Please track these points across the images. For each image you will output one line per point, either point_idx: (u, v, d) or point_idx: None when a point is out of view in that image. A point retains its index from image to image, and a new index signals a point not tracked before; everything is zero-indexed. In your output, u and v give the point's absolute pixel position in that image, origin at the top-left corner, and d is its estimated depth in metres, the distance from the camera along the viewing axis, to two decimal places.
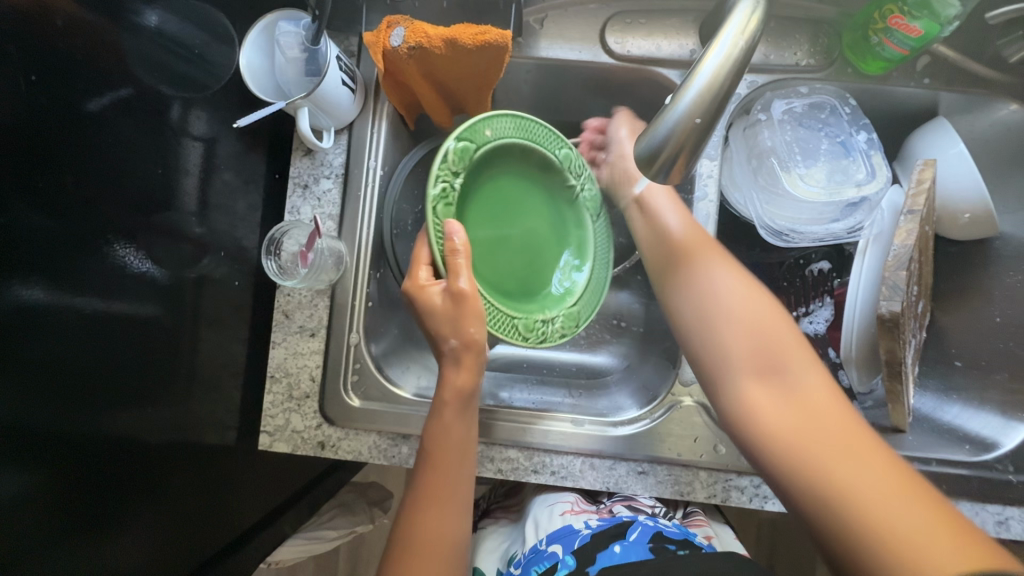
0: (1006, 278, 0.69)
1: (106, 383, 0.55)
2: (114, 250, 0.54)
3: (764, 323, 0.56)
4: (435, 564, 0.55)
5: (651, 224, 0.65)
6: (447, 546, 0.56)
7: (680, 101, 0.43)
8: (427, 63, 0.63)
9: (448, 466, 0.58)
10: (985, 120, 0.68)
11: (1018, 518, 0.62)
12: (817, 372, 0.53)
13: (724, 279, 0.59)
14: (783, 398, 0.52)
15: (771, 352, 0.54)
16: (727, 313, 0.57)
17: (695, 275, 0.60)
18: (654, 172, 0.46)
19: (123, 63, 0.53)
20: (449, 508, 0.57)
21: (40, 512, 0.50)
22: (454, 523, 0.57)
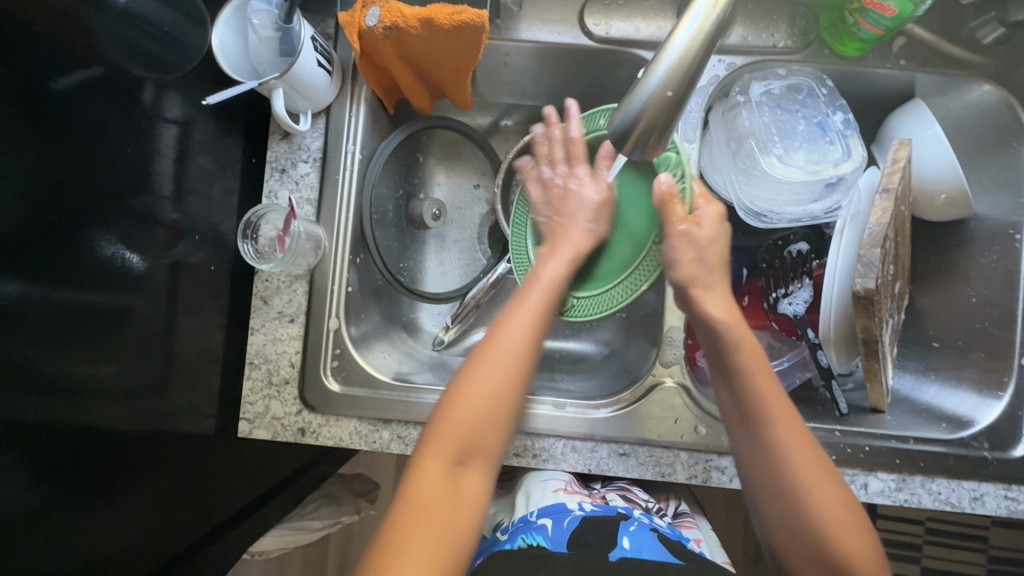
0: (982, 259, 0.70)
1: (81, 368, 0.54)
2: (87, 234, 0.53)
3: (846, 517, 0.51)
4: (495, 368, 0.50)
5: (733, 391, 0.54)
6: (508, 373, 0.50)
7: (651, 76, 0.43)
8: (404, 44, 0.63)
9: (477, 421, 0.49)
10: (960, 101, 0.69)
11: (992, 493, 0.62)
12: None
13: (808, 470, 0.51)
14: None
15: (852, 559, 0.50)
16: (816, 511, 0.50)
17: (781, 463, 0.51)
18: (631, 149, 0.46)
19: (90, 42, 0.52)
20: (531, 327, 0.52)
21: (15, 496, 0.50)
22: (530, 342, 0.51)
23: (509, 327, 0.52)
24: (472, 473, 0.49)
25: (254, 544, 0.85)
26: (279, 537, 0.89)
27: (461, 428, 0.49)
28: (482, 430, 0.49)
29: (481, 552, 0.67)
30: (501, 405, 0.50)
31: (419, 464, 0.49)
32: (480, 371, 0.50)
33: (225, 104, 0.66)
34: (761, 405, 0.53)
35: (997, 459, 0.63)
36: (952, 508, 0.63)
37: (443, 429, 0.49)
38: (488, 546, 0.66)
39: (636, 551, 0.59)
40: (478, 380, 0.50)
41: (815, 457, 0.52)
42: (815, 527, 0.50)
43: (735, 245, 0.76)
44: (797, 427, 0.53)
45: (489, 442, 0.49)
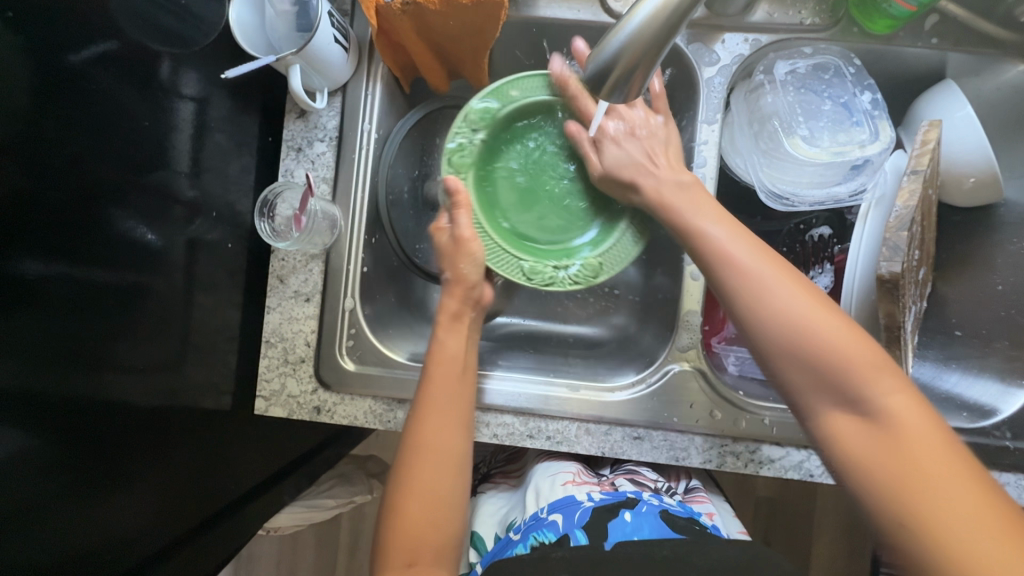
0: (1009, 246, 0.68)
1: (99, 345, 0.55)
2: (104, 210, 0.53)
3: (814, 310, 0.48)
4: (428, 474, 0.57)
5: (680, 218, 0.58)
6: (437, 473, 0.57)
7: (634, 16, 0.43)
8: (421, 20, 0.62)
9: (422, 493, 0.56)
10: (993, 82, 0.67)
11: (1013, 483, 0.61)
12: (887, 375, 0.45)
13: (758, 267, 0.50)
14: (845, 402, 0.45)
15: (835, 353, 0.46)
16: (770, 302, 0.49)
17: (713, 256, 0.53)
18: (608, 92, 0.46)
19: (107, 15, 0.52)
20: (447, 429, 0.59)
21: (32, 470, 0.51)
22: (449, 441, 0.59)
23: (430, 437, 0.58)
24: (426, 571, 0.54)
25: (268, 520, 0.86)
26: (294, 513, 0.90)
27: (410, 531, 0.55)
28: (433, 529, 0.55)
29: (495, 554, 0.66)
30: (440, 498, 0.57)
31: (381, 573, 0.54)
32: (418, 477, 0.57)
33: (240, 81, 0.66)
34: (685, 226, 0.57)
35: (1020, 449, 0.62)
36: None
37: (393, 538, 0.55)
38: (502, 547, 0.66)
39: (636, 526, 0.61)
40: (415, 491, 0.56)
41: (767, 255, 0.52)
42: (779, 322, 0.48)
43: (754, 230, 0.74)
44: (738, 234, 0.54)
45: (438, 539, 0.55)
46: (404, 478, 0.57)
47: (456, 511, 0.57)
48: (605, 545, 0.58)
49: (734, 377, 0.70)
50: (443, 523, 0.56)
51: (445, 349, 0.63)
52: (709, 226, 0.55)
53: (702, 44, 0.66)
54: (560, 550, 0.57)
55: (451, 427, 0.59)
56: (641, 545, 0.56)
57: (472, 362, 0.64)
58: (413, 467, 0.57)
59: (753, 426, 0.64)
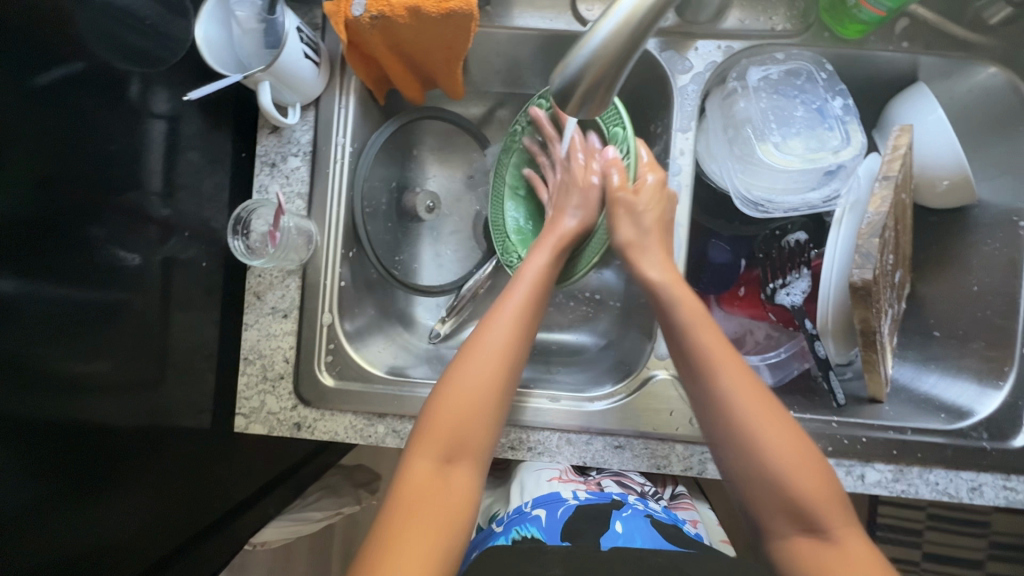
0: (985, 247, 0.68)
1: (75, 368, 0.54)
2: (75, 232, 0.52)
3: (795, 446, 0.50)
4: (479, 368, 0.55)
5: (670, 333, 0.57)
6: (493, 375, 0.55)
7: (598, 31, 0.43)
8: (391, 34, 0.61)
9: (472, 399, 0.53)
10: (965, 85, 0.67)
11: (991, 483, 0.62)
12: (847, 511, 0.49)
13: (753, 414, 0.51)
14: (817, 537, 0.49)
15: (803, 492, 0.49)
16: (762, 448, 0.50)
17: (717, 396, 0.53)
18: (573, 107, 0.46)
19: (72, 36, 0.51)
20: (509, 336, 0.57)
21: (12, 497, 0.49)
22: (511, 349, 0.56)
23: (488, 338, 0.56)
24: (461, 470, 0.52)
25: (254, 536, 0.85)
26: (282, 527, 0.89)
27: (452, 427, 0.52)
28: (471, 428, 0.53)
29: (477, 545, 0.67)
30: (486, 406, 0.54)
31: (410, 460, 0.52)
32: (466, 372, 0.54)
33: (212, 98, 0.66)
34: (699, 353, 0.55)
35: (997, 450, 0.62)
36: (949, 498, 0.62)
37: (431, 429, 0.52)
38: (484, 538, 0.67)
39: (627, 536, 0.60)
40: (467, 383, 0.54)
41: (760, 396, 0.52)
42: (763, 464, 0.50)
43: (732, 234, 0.74)
44: (741, 374, 0.53)
45: (475, 440, 0.53)
46: (451, 378, 0.55)
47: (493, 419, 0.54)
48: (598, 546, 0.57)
49: None
50: (486, 421, 0.54)
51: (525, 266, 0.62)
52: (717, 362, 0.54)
53: (675, 51, 0.66)
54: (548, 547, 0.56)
55: (514, 332, 0.57)
56: (633, 552, 0.55)
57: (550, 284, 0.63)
58: (466, 366, 0.55)
59: None
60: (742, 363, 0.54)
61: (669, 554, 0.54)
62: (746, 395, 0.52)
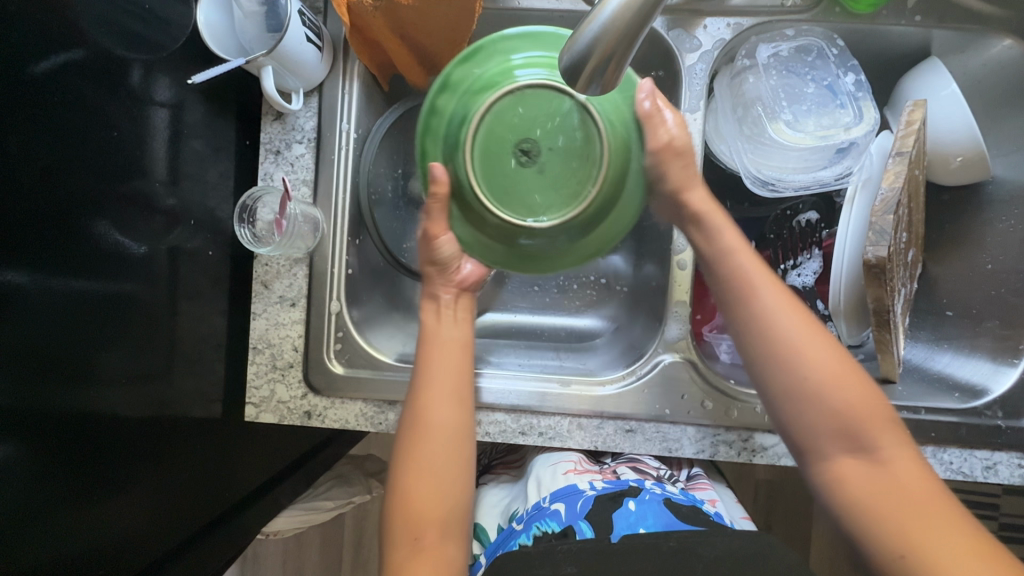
0: (999, 224, 0.68)
1: (82, 357, 0.54)
2: (79, 221, 0.52)
3: (842, 374, 0.53)
4: (423, 444, 0.57)
5: (717, 267, 0.58)
6: (443, 446, 0.58)
7: (604, 8, 0.42)
8: (394, 15, 0.61)
9: (426, 481, 0.56)
10: (979, 59, 0.66)
11: (1006, 462, 0.62)
12: (895, 431, 0.52)
13: (802, 342, 0.54)
14: (860, 454, 0.51)
15: (847, 405, 0.52)
16: (811, 370, 0.53)
17: (754, 319, 0.55)
18: (584, 84, 0.45)
19: (70, 23, 0.50)
20: (444, 404, 0.59)
21: (23, 482, 0.50)
22: (452, 421, 0.58)
23: (427, 414, 0.58)
24: (433, 544, 0.55)
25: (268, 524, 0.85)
26: (294, 516, 0.89)
27: (418, 508, 0.55)
28: (433, 503, 0.56)
29: (498, 546, 0.66)
30: (442, 476, 0.57)
31: (390, 549, 0.55)
32: (421, 455, 0.57)
33: (213, 85, 0.65)
34: (739, 275, 0.57)
35: (1012, 428, 0.62)
36: (963, 478, 0.62)
37: (404, 513, 0.56)
38: (505, 537, 0.66)
39: (640, 516, 0.61)
40: (421, 466, 0.57)
41: (803, 317, 0.55)
42: (817, 380, 0.52)
43: (742, 216, 0.73)
44: (780, 293, 0.56)
45: (439, 510, 0.56)
46: (405, 465, 0.57)
47: (459, 482, 0.58)
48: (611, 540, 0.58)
49: (726, 364, 0.70)
50: (447, 496, 0.57)
51: (434, 329, 0.62)
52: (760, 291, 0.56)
53: (684, 29, 0.65)
54: (566, 542, 0.56)
55: (453, 405, 0.59)
56: (646, 537, 0.56)
57: (465, 336, 0.63)
58: (410, 451, 0.57)
59: (745, 414, 0.64)
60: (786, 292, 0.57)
61: (678, 536, 0.55)
62: (787, 317, 0.54)
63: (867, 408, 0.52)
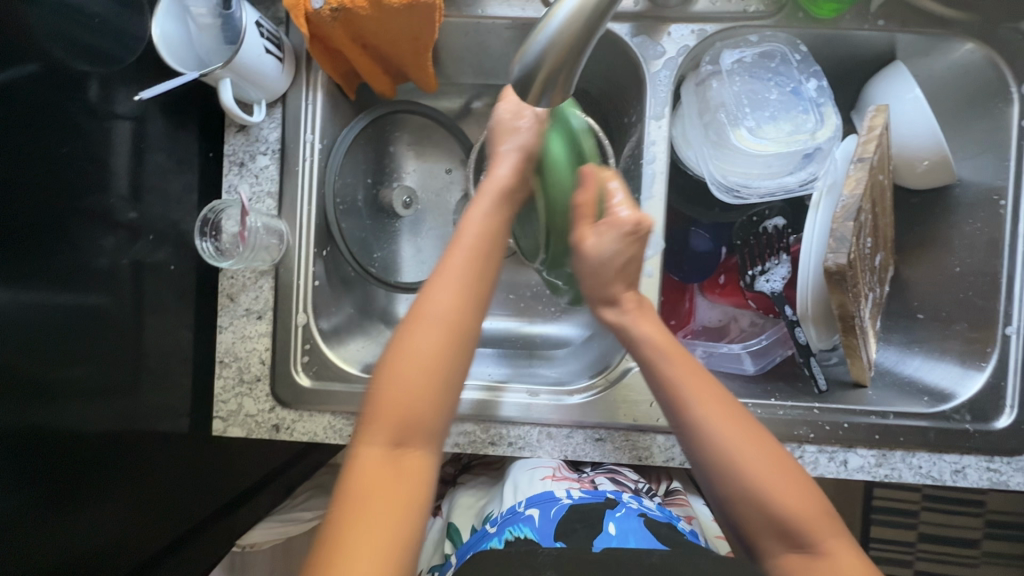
0: (966, 227, 0.67)
1: (44, 374, 0.53)
2: (37, 237, 0.51)
3: (776, 471, 0.51)
4: (424, 342, 0.50)
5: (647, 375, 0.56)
6: (447, 291, 0.52)
7: (554, 20, 0.42)
8: (355, 26, 0.60)
9: (409, 373, 0.49)
10: (944, 62, 0.66)
11: (974, 466, 0.62)
12: (831, 524, 0.51)
13: (737, 450, 0.52)
14: (803, 552, 0.50)
15: (787, 507, 0.50)
16: (747, 475, 0.51)
17: (688, 427, 0.53)
18: (535, 96, 0.45)
19: (21, 38, 0.49)
20: (450, 294, 0.52)
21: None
22: (456, 318, 0.51)
23: (431, 304, 0.51)
24: (415, 454, 0.49)
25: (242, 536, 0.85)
26: (271, 528, 0.89)
27: (394, 403, 0.49)
28: (419, 407, 0.49)
29: (469, 547, 0.66)
30: (430, 372, 0.50)
31: (362, 446, 0.49)
32: (409, 349, 0.50)
33: (175, 97, 0.64)
34: (669, 382, 0.54)
35: (980, 432, 0.62)
36: (933, 481, 0.62)
37: (376, 414, 0.49)
38: (477, 540, 0.65)
39: (621, 539, 0.60)
40: (404, 363, 0.50)
41: (737, 419, 0.53)
42: (755, 485, 0.51)
43: (712, 221, 0.74)
44: (713, 397, 0.54)
45: (429, 418, 0.49)
46: (388, 369, 0.50)
47: (450, 395, 0.51)
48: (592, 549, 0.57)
49: None
50: (432, 401, 0.50)
51: (468, 220, 0.56)
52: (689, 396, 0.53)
53: (648, 36, 0.64)
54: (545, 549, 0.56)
55: (456, 297, 0.52)
56: (626, 551, 0.55)
57: (501, 238, 0.56)
58: (398, 347, 0.51)
59: None
60: (719, 393, 0.54)
61: (660, 555, 0.54)
62: (719, 423, 0.52)
63: (805, 507, 0.50)
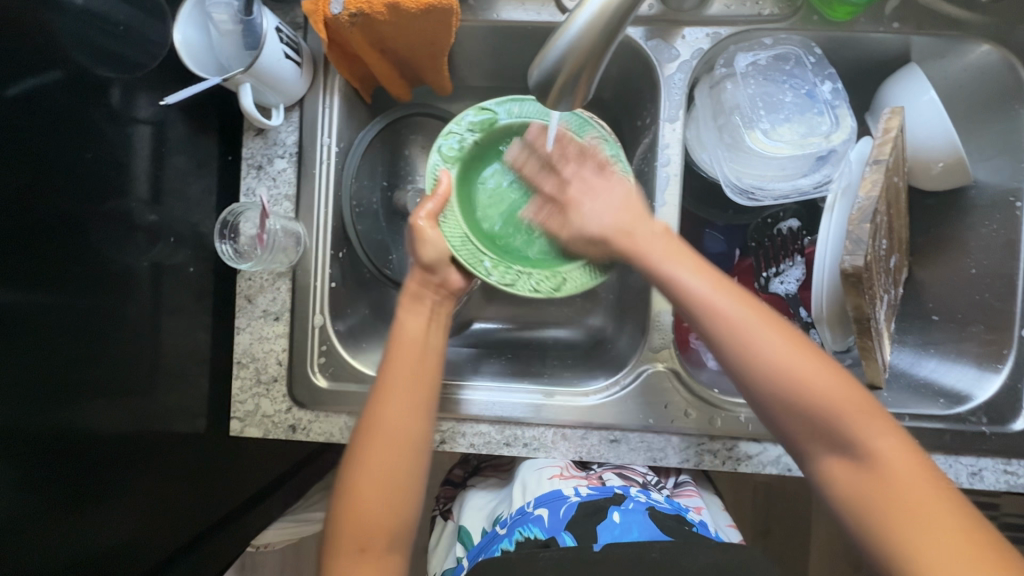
0: (982, 229, 0.67)
1: (67, 373, 0.54)
2: (63, 239, 0.52)
3: (812, 372, 0.48)
4: (379, 458, 0.55)
5: (665, 291, 0.54)
6: (407, 410, 0.57)
7: (573, 25, 0.42)
8: (372, 31, 0.61)
9: (365, 487, 0.54)
10: (959, 64, 0.66)
11: (991, 468, 0.61)
12: (878, 421, 0.47)
13: (752, 333, 0.50)
14: (840, 451, 0.48)
15: (820, 398, 0.48)
16: (766, 366, 0.49)
17: (694, 300, 0.52)
18: (554, 100, 0.45)
19: (49, 46, 0.50)
20: (400, 410, 0.56)
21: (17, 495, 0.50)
22: (406, 427, 0.56)
23: (385, 422, 0.56)
24: (376, 558, 0.53)
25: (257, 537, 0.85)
26: (284, 528, 0.89)
27: (358, 515, 0.54)
28: (379, 516, 0.54)
29: (482, 550, 0.66)
30: (388, 481, 0.54)
31: (333, 558, 0.54)
32: (367, 463, 0.55)
33: (195, 101, 0.65)
34: (677, 291, 0.53)
35: (997, 434, 0.61)
36: (949, 484, 0.62)
37: (340, 527, 0.54)
38: (488, 542, 0.66)
39: (626, 529, 0.60)
40: (363, 477, 0.54)
41: (753, 305, 0.51)
42: (781, 383, 0.48)
43: (726, 223, 0.74)
44: (729, 293, 0.51)
45: (385, 522, 0.54)
46: (349, 483, 0.55)
47: (412, 499, 0.56)
48: (594, 548, 0.57)
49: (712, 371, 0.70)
50: (392, 508, 0.54)
51: (403, 332, 0.60)
52: (690, 280, 0.53)
53: (662, 39, 0.65)
54: (548, 549, 0.56)
55: (406, 410, 0.56)
56: (630, 546, 0.55)
57: (438, 344, 0.61)
58: (358, 465, 0.55)
59: (729, 423, 0.64)
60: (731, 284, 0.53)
61: (662, 545, 0.54)
62: (733, 311, 0.50)
63: (837, 396, 0.48)
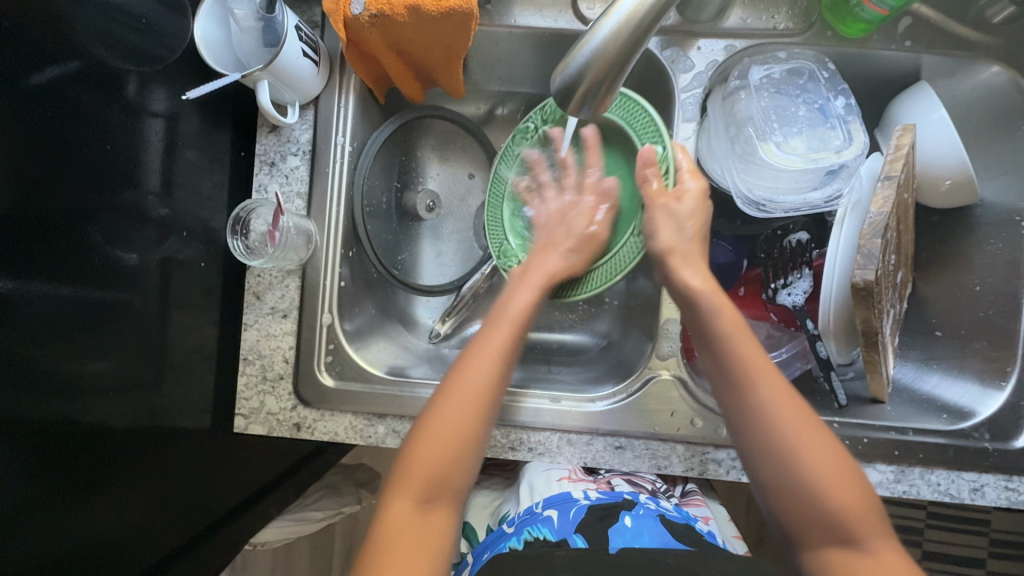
0: (988, 246, 0.68)
1: (72, 365, 0.53)
2: (73, 230, 0.52)
3: (842, 476, 0.51)
4: (460, 409, 0.54)
5: (711, 359, 0.55)
6: (489, 362, 0.55)
7: (599, 33, 0.42)
8: (391, 32, 0.61)
9: (432, 451, 0.53)
10: (967, 84, 0.67)
11: (992, 484, 0.62)
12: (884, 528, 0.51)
13: (794, 428, 0.51)
14: (852, 549, 0.50)
15: (843, 505, 0.50)
16: (806, 466, 0.51)
17: (754, 404, 0.52)
18: (576, 105, 0.46)
19: (68, 36, 0.50)
20: (488, 364, 0.55)
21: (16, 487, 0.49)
22: (490, 380, 0.55)
23: (472, 369, 0.55)
24: (439, 509, 0.53)
25: (255, 535, 0.85)
26: (281, 527, 0.89)
27: (422, 467, 0.52)
28: (451, 469, 0.53)
29: (487, 546, 0.66)
30: (458, 436, 0.53)
31: (388, 503, 0.52)
32: (441, 417, 0.54)
33: (209, 97, 0.65)
34: (737, 367, 0.53)
35: (999, 450, 0.62)
36: (951, 499, 0.62)
37: (410, 470, 0.53)
38: (494, 539, 0.66)
39: (636, 533, 0.61)
40: (436, 427, 0.53)
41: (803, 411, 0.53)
42: (812, 480, 0.50)
43: (733, 233, 0.75)
44: (778, 383, 0.53)
45: (452, 478, 0.53)
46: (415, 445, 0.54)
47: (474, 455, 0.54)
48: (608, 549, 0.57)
49: None
50: (459, 460, 0.53)
51: (508, 300, 0.59)
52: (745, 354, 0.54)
53: (677, 49, 0.66)
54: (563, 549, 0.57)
55: (496, 367, 0.55)
56: (635, 551, 0.55)
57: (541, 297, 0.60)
58: (426, 431, 0.54)
59: None
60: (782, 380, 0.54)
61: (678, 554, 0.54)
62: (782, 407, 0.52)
63: (858, 502, 0.50)
